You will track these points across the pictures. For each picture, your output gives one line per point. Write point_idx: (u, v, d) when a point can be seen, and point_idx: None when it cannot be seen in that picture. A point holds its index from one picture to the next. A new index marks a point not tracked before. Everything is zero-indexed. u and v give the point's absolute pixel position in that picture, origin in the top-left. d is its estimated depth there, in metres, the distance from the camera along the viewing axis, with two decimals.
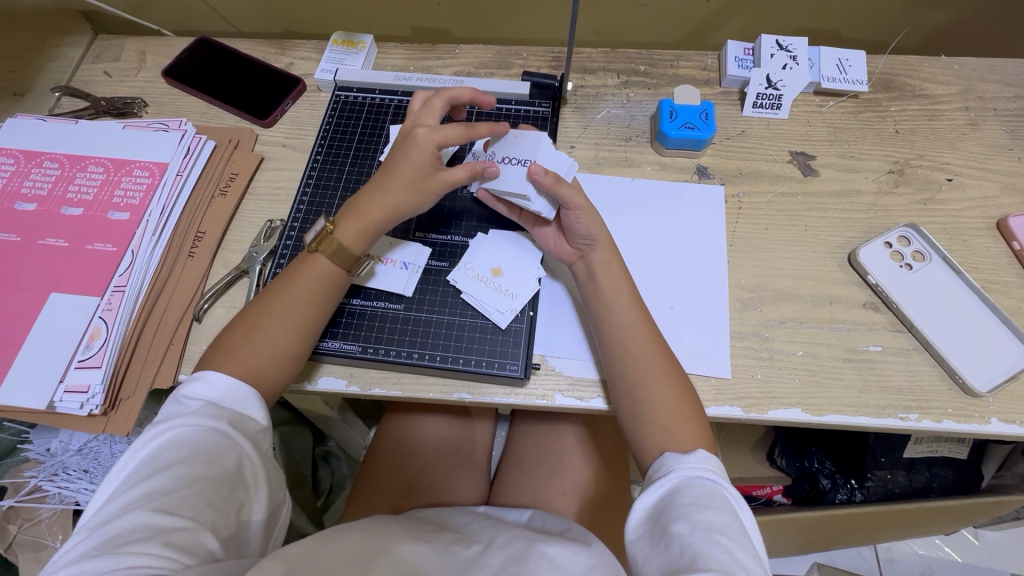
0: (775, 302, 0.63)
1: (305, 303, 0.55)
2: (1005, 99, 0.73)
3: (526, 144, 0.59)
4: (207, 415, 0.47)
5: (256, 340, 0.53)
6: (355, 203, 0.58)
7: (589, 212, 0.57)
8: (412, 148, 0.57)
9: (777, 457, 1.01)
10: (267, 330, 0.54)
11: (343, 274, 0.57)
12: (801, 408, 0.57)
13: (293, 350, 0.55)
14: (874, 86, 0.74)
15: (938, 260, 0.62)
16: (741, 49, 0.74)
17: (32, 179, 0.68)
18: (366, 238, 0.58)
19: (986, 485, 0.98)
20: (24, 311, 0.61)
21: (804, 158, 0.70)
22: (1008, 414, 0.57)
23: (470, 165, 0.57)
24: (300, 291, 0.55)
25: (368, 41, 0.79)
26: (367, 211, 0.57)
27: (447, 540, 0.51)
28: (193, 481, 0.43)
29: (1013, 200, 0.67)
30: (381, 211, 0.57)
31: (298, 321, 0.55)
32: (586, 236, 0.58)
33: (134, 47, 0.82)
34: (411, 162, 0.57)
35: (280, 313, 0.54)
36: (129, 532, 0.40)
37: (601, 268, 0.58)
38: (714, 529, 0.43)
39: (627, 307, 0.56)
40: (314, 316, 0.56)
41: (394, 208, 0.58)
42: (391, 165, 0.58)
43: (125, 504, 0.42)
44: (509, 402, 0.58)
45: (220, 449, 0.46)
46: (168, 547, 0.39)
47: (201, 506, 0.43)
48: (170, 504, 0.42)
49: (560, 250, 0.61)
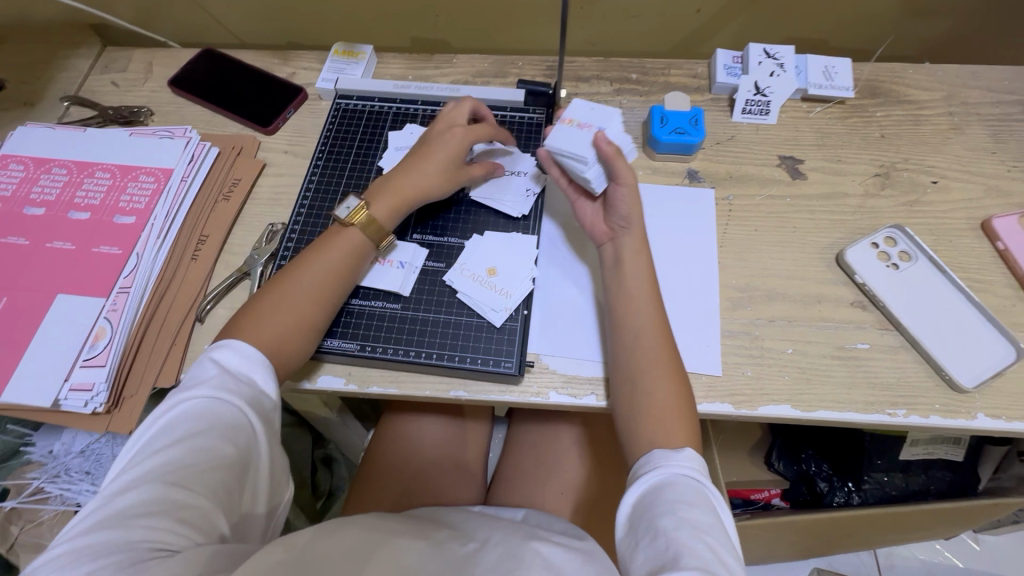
0: (764, 300, 0.64)
1: (331, 274, 0.58)
2: (988, 104, 0.75)
3: (600, 116, 0.63)
4: (224, 393, 0.48)
5: (285, 305, 0.55)
6: (391, 181, 0.63)
7: (634, 193, 0.60)
8: (448, 139, 0.65)
9: (774, 460, 1.01)
10: (294, 296, 0.56)
11: (370, 249, 0.61)
12: (791, 404, 0.59)
13: (317, 321, 0.57)
14: (860, 92, 0.76)
15: (924, 260, 0.64)
16: (729, 57, 0.77)
17: (41, 185, 0.70)
18: (398, 215, 0.63)
19: (982, 487, 0.98)
20: (31, 312, 0.62)
21: (792, 162, 0.72)
22: (994, 409, 0.58)
23: (485, 167, 0.68)
24: (329, 262, 0.58)
25: (368, 51, 0.81)
26: (403, 190, 0.63)
27: (443, 536, 0.52)
28: (204, 457, 0.45)
29: (997, 201, 0.69)
30: (414, 191, 0.63)
31: (325, 294, 0.57)
32: (623, 217, 0.60)
33: (141, 58, 0.85)
34: (446, 151, 0.64)
35: (309, 278, 0.57)
36: (141, 505, 0.42)
37: (629, 253, 0.60)
38: (697, 527, 0.45)
39: (647, 299, 0.58)
40: (339, 292, 0.58)
41: (426, 192, 0.64)
42: (425, 152, 0.64)
43: (138, 477, 0.44)
44: (505, 399, 0.60)
45: (233, 429, 0.47)
46: (176, 524, 0.41)
47: (211, 484, 0.44)
48: (181, 480, 0.44)
49: (596, 228, 0.63)
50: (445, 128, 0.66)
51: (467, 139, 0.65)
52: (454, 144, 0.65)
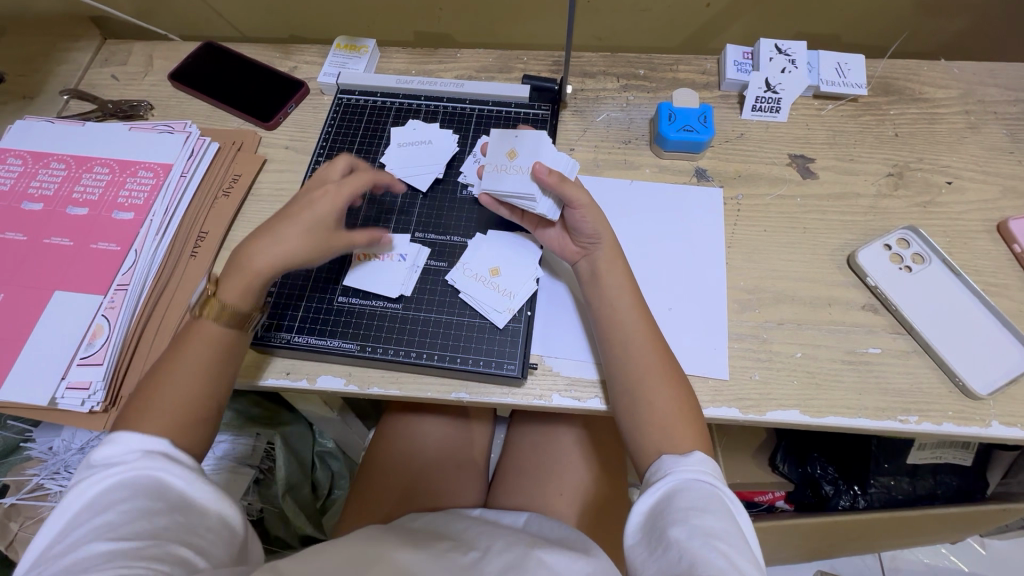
0: (773, 303, 0.63)
1: (200, 363, 0.53)
2: (1005, 102, 0.73)
3: (529, 144, 0.61)
4: (141, 455, 0.47)
5: (153, 411, 0.50)
6: (241, 257, 0.56)
7: (593, 210, 0.58)
8: (317, 202, 0.58)
9: (779, 462, 0.99)
10: (163, 395, 0.51)
11: (232, 333, 0.56)
12: (800, 409, 0.57)
13: (197, 413, 0.52)
14: (873, 90, 0.75)
15: (938, 262, 0.62)
16: (739, 53, 0.75)
17: (39, 179, 0.69)
18: (252, 294, 0.56)
19: (991, 492, 0.97)
20: (28, 310, 0.61)
21: (803, 161, 0.71)
22: (1009, 418, 0.56)
23: (370, 232, 0.60)
24: (189, 355, 0.53)
25: (371, 45, 0.80)
26: (255, 265, 0.56)
27: (445, 547, 0.52)
28: (143, 509, 0.44)
29: (1014, 203, 0.67)
30: (267, 264, 0.56)
31: (201, 380, 0.53)
32: (590, 235, 0.58)
33: (142, 51, 0.84)
34: (314, 213, 0.57)
35: (176, 379, 0.52)
36: (89, 562, 0.40)
37: (604, 266, 0.58)
38: (712, 533, 0.43)
39: (629, 308, 0.56)
40: (216, 377, 0.54)
41: (290, 258, 0.56)
42: (289, 215, 0.57)
43: (75, 544, 0.42)
44: (507, 401, 0.58)
45: (162, 481, 0.46)
46: (141, 559, 0.40)
47: (163, 526, 0.43)
48: (127, 531, 0.42)
49: (564, 250, 0.61)
50: (315, 192, 0.59)
51: (340, 202, 0.58)
52: (322, 206, 0.57)
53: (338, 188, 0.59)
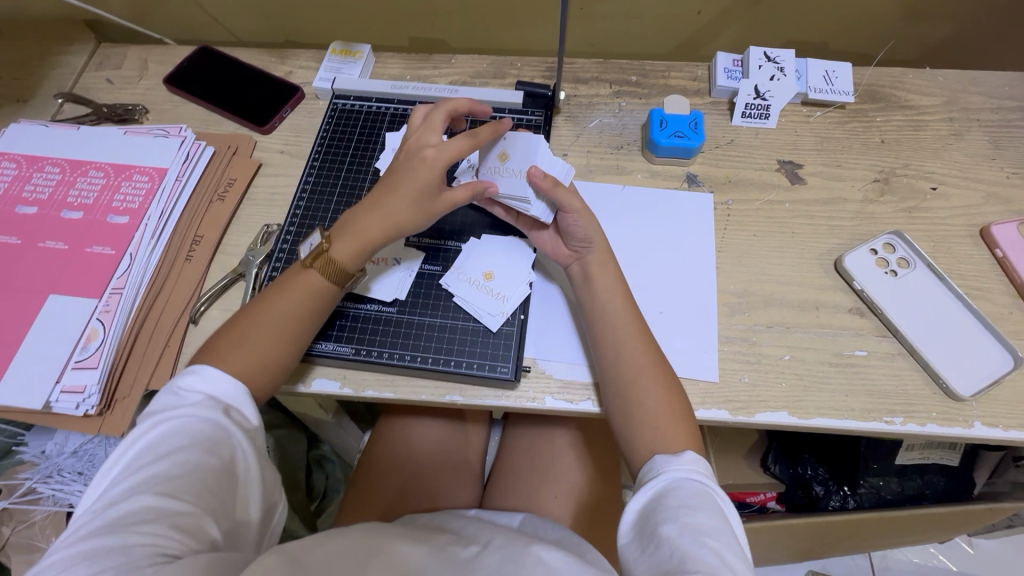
0: (762, 306, 0.64)
1: (291, 316, 0.55)
2: (988, 110, 0.75)
3: (523, 149, 0.60)
4: (206, 407, 0.48)
5: (245, 347, 0.53)
6: (353, 217, 0.58)
7: (585, 215, 0.59)
8: (421, 168, 0.56)
9: (771, 463, 1.02)
10: (256, 335, 0.54)
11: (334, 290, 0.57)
12: (788, 411, 0.58)
13: (280, 360, 0.55)
14: (860, 97, 0.76)
15: (923, 267, 0.63)
16: (730, 61, 0.76)
17: (33, 183, 0.69)
18: (362, 256, 0.57)
19: (977, 492, 0.98)
20: (22, 313, 0.62)
21: (792, 167, 0.72)
22: (991, 418, 0.58)
23: (471, 186, 0.58)
24: (288, 301, 0.55)
25: (366, 51, 0.80)
26: (367, 229, 0.57)
27: (444, 541, 0.52)
28: (193, 468, 0.45)
29: (996, 209, 0.69)
30: (380, 230, 0.57)
31: (291, 332, 0.55)
32: (582, 239, 0.59)
33: (137, 55, 0.84)
34: (418, 181, 0.56)
35: (270, 321, 0.54)
36: (134, 514, 0.42)
37: (596, 269, 0.59)
38: (702, 531, 0.44)
39: (621, 310, 0.57)
40: (305, 327, 0.56)
41: (395, 227, 0.57)
42: (398, 183, 0.57)
43: (130, 486, 0.44)
44: (501, 404, 0.59)
45: (218, 440, 0.47)
46: (173, 529, 0.41)
47: (203, 493, 0.44)
48: (173, 490, 0.43)
49: (557, 253, 0.62)
50: (418, 154, 0.57)
51: (444, 167, 0.56)
52: (426, 172, 0.56)
53: (442, 151, 0.56)
